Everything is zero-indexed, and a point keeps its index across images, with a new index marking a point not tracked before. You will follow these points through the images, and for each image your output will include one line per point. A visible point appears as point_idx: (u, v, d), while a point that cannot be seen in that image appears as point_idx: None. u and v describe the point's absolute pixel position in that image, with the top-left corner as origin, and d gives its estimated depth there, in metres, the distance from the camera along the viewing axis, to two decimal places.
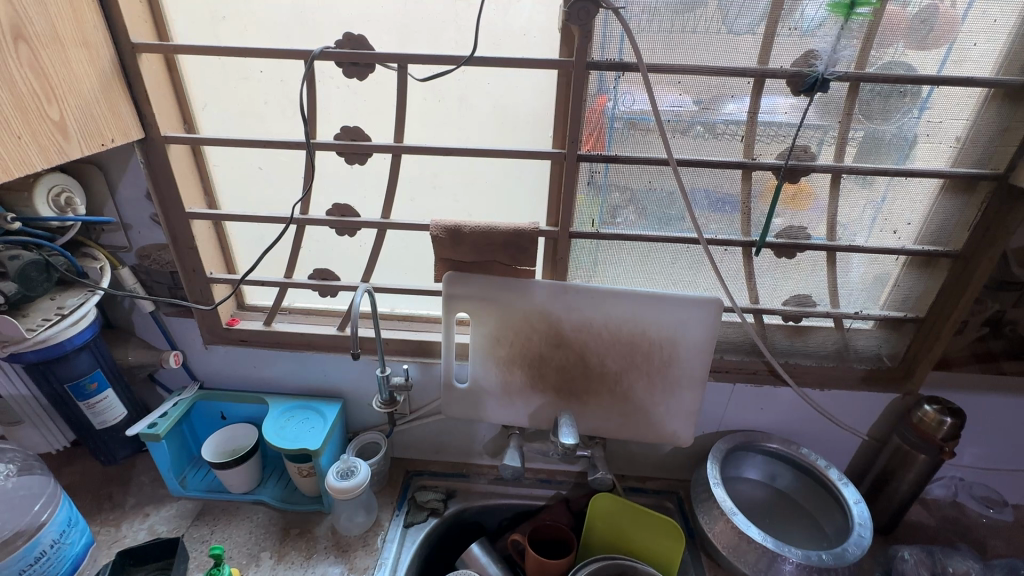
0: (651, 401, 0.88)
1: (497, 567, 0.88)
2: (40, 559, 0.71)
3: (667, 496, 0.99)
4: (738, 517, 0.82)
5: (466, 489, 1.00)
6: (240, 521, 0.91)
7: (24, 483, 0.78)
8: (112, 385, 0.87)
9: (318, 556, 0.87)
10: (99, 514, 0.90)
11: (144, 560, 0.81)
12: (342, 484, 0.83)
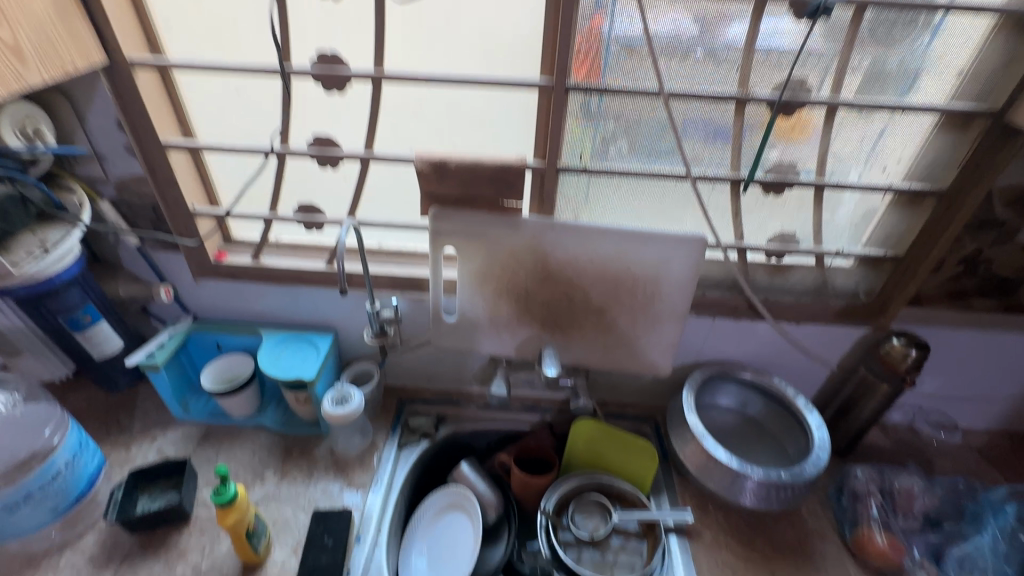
0: (634, 335, 0.91)
1: (484, 483, 0.96)
2: (57, 477, 0.76)
3: (645, 421, 1.06)
4: (707, 440, 0.89)
5: (456, 414, 1.06)
6: (243, 443, 0.97)
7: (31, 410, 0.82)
8: (106, 317, 0.88)
9: (319, 473, 0.93)
10: (108, 437, 0.95)
11: (157, 478, 0.87)
12: (338, 411, 0.88)
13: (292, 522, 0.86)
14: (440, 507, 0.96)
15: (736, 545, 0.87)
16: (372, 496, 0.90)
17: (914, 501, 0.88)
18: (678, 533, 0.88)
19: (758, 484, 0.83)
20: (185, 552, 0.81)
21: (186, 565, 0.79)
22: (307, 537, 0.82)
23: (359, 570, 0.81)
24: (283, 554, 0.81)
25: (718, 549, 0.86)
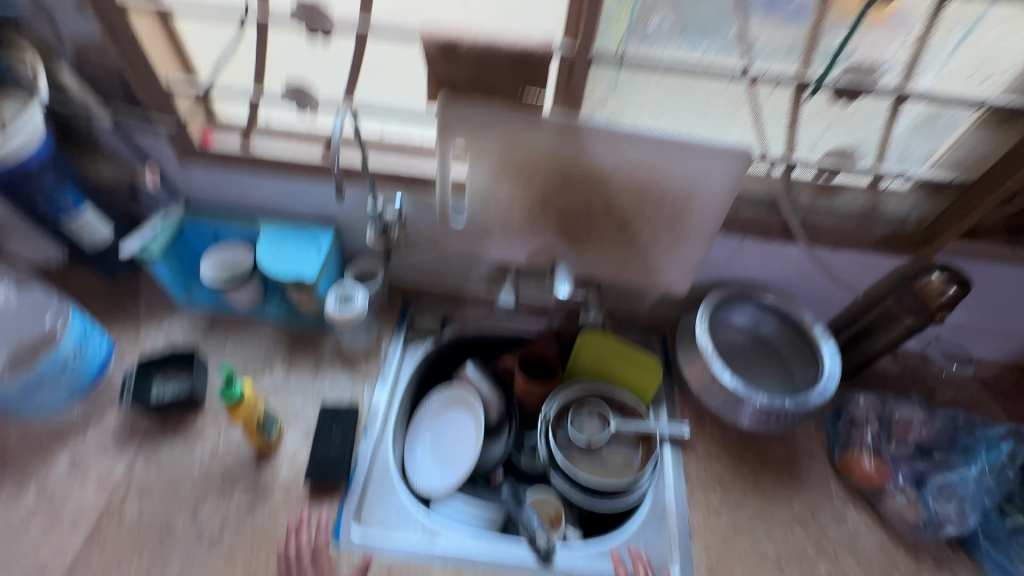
0: (653, 252, 0.85)
1: (488, 385, 0.98)
2: (66, 365, 0.77)
3: (654, 333, 1.04)
4: (716, 363, 0.87)
5: (462, 315, 1.05)
6: (250, 333, 0.98)
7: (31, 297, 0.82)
8: (91, 203, 0.84)
9: (326, 367, 0.95)
10: (116, 320, 0.96)
11: (167, 366, 0.89)
12: (341, 312, 0.86)
13: (302, 413, 0.89)
14: (444, 404, 1.00)
15: (726, 457, 0.91)
16: (378, 393, 0.92)
17: (909, 430, 0.89)
18: (672, 443, 0.92)
19: (753, 410, 0.84)
20: (202, 435, 0.85)
21: (204, 446, 0.84)
22: (317, 428, 0.86)
23: (366, 461, 0.85)
24: (294, 441, 0.86)
25: (709, 460, 0.90)
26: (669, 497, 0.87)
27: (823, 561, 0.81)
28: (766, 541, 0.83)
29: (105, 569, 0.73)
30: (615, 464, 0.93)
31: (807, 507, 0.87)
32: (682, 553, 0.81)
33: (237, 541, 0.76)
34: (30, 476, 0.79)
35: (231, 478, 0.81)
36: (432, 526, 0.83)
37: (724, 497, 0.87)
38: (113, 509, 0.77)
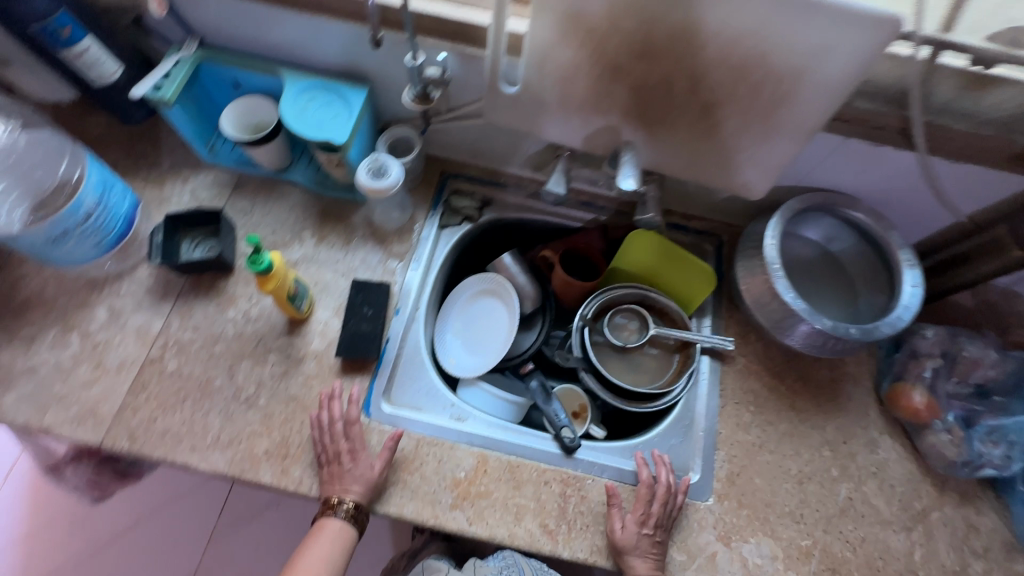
0: (735, 146, 0.73)
1: (524, 276, 0.94)
2: (90, 218, 0.73)
3: (708, 239, 0.95)
4: (781, 278, 0.78)
5: (503, 199, 0.96)
6: (277, 198, 0.92)
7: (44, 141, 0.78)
8: (92, 34, 0.74)
9: (357, 241, 0.90)
10: (139, 171, 0.91)
11: (195, 225, 0.86)
12: (374, 185, 0.78)
13: (332, 286, 0.86)
14: (473, 292, 0.96)
15: (765, 375, 0.87)
16: (411, 273, 0.88)
17: (972, 369, 0.83)
18: (711, 356, 0.88)
19: (811, 329, 0.78)
20: (235, 299, 0.84)
21: (237, 310, 0.83)
22: (348, 304, 0.84)
23: (397, 340, 0.84)
24: (325, 313, 0.84)
25: (747, 376, 0.87)
26: (699, 407, 0.85)
27: (845, 483, 0.81)
28: (792, 458, 0.82)
29: (151, 415, 0.76)
30: (647, 369, 0.91)
31: (840, 432, 0.85)
32: (705, 460, 0.81)
33: (272, 403, 0.78)
34: (72, 321, 0.81)
35: (265, 343, 0.82)
36: (459, 407, 0.84)
37: (756, 413, 0.84)
38: (153, 361, 0.79)
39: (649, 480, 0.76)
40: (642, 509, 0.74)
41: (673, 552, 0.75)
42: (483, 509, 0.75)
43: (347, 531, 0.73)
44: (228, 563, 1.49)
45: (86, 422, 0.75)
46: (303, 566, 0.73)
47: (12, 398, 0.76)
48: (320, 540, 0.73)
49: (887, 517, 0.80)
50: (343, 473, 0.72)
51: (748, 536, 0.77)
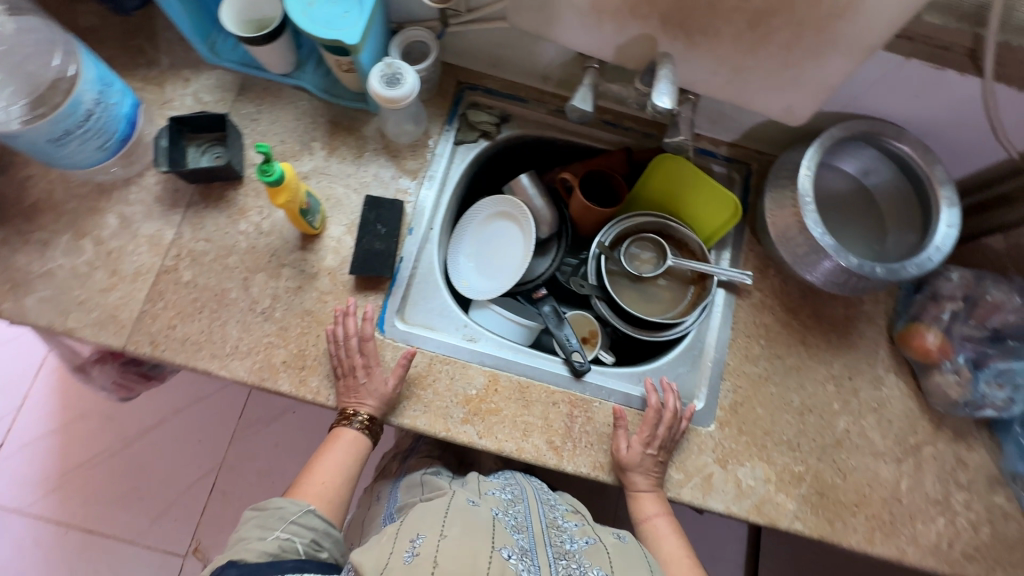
0: (782, 63, 0.66)
1: (542, 200, 0.91)
2: (90, 117, 0.69)
3: (737, 167, 0.91)
4: (811, 213, 0.75)
5: (523, 115, 0.91)
6: (284, 105, 0.87)
7: (28, 29, 0.71)
8: None
9: (369, 154, 0.86)
10: (138, 70, 0.86)
11: (199, 131, 0.82)
12: (389, 93, 0.73)
13: (344, 201, 0.84)
14: (487, 215, 0.93)
15: (780, 310, 0.86)
16: (425, 191, 0.85)
17: (992, 313, 0.82)
18: (726, 288, 0.87)
19: (835, 266, 0.76)
20: (246, 211, 0.82)
21: (248, 223, 0.82)
22: (361, 222, 0.82)
23: (411, 259, 0.83)
24: (338, 229, 0.83)
25: (761, 310, 0.86)
26: (710, 338, 0.86)
27: (845, 416, 0.84)
28: (795, 391, 0.84)
29: (170, 322, 0.78)
30: (661, 300, 0.90)
31: (847, 368, 0.85)
32: (711, 389, 0.83)
33: (288, 316, 0.79)
34: (84, 227, 0.80)
35: (278, 258, 0.81)
36: (472, 329, 0.85)
37: (767, 346, 0.85)
38: (168, 270, 0.79)
39: (658, 406, 0.78)
40: (648, 431, 0.77)
41: (670, 471, 0.79)
42: (493, 424, 0.78)
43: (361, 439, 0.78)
44: (250, 459, 1.61)
45: (108, 326, 0.77)
46: (320, 468, 0.78)
47: (33, 300, 0.77)
48: (334, 448, 0.78)
49: (880, 449, 0.83)
50: (360, 387, 0.75)
51: (744, 460, 0.80)
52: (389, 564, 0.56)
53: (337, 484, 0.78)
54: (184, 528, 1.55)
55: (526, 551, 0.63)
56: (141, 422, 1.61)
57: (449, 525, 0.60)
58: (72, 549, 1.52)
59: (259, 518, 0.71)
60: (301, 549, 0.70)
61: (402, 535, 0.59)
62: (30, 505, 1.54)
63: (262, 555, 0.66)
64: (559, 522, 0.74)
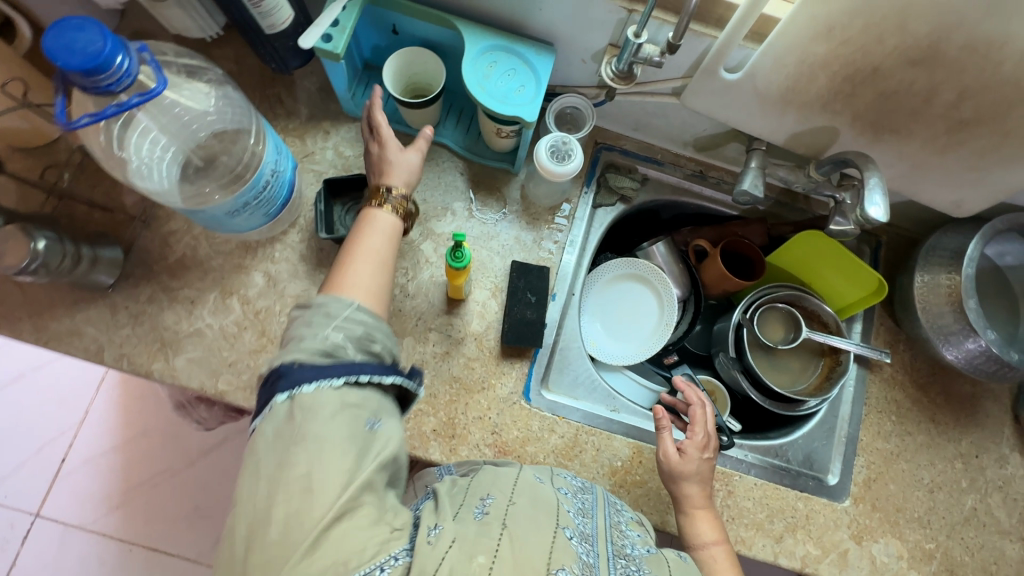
0: (969, 164, 0.67)
1: (673, 266, 0.92)
2: (266, 188, 0.68)
3: (868, 240, 0.91)
4: (973, 307, 0.76)
5: (659, 179, 0.91)
6: (425, 162, 0.86)
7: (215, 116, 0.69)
8: None
9: (510, 216, 0.85)
10: (277, 120, 0.84)
11: (346, 191, 0.81)
12: (558, 168, 0.73)
13: (488, 264, 0.83)
14: (615, 275, 0.93)
15: (910, 386, 0.87)
16: (567, 255, 0.85)
17: None
18: (858, 362, 0.88)
19: (978, 348, 0.77)
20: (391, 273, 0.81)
21: (394, 284, 0.81)
22: (509, 288, 0.81)
23: (554, 326, 0.83)
24: (484, 293, 0.82)
25: (891, 385, 0.87)
26: (842, 413, 0.87)
27: (972, 494, 0.85)
28: (926, 468, 0.85)
29: None
30: (789, 371, 0.92)
31: (974, 446, 0.87)
32: (846, 465, 0.84)
33: (437, 383, 0.79)
34: (230, 285, 0.79)
35: (424, 321, 0.81)
36: (615, 399, 0.86)
37: (898, 422, 0.86)
38: None
39: (703, 401, 0.78)
40: (700, 436, 0.76)
41: (808, 546, 0.80)
42: (638, 497, 0.78)
43: (394, 220, 0.68)
44: None
45: (258, 390, 0.76)
46: (354, 248, 0.64)
47: (183, 361, 0.76)
48: (365, 228, 0.66)
49: (1005, 526, 0.85)
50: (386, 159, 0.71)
51: (878, 536, 0.82)
52: (459, 513, 0.55)
53: (381, 267, 0.64)
54: None
55: (586, 535, 0.58)
56: (204, 440, 1.60)
57: (519, 494, 0.58)
58: (135, 567, 1.51)
59: (307, 312, 0.59)
60: (356, 353, 0.56)
61: (473, 493, 0.58)
62: (93, 522, 1.53)
63: (311, 357, 0.53)
64: (622, 527, 0.64)
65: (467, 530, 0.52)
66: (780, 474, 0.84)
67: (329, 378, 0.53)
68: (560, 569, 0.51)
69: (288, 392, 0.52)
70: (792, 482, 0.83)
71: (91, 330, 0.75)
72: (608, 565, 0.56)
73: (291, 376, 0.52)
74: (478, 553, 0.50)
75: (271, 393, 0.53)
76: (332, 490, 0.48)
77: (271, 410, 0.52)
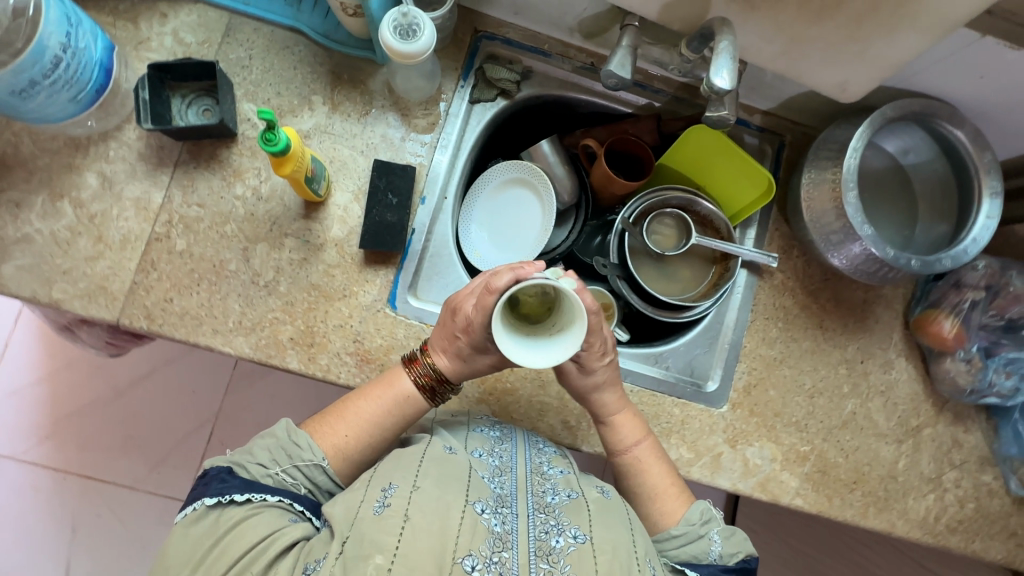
0: (846, 35, 0.60)
1: (562, 168, 0.87)
2: (59, 65, 0.61)
3: (770, 140, 0.85)
4: (853, 207, 0.71)
5: (545, 71, 0.83)
6: (279, 51, 0.77)
7: None
8: None
9: (376, 111, 0.78)
10: (104, 2, 0.75)
11: (183, 79, 0.73)
12: (404, 47, 0.65)
13: (350, 164, 0.77)
14: (502, 180, 0.87)
15: (801, 293, 0.85)
16: (438, 154, 0.79)
17: (1011, 303, 0.83)
18: (749, 269, 0.84)
19: (863, 251, 0.73)
20: (241, 173, 0.75)
21: (245, 186, 0.75)
22: (370, 189, 0.76)
23: (423, 231, 0.78)
24: (344, 195, 0.76)
25: (782, 292, 0.85)
26: (728, 320, 0.85)
27: (853, 399, 0.85)
28: (808, 374, 0.84)
29: (166, 295, 0.72)
30: (680, 280, 0.88)
31: (860, 352, 0.86)
32: (726, 370, 0.83)
33: (293, 291, 0.74)
34: (60, 187, 0.72)
35: (280, 227, 0.75)
36: None
37: (784, 329, 0.84)
38: (160, 238, 0.73)
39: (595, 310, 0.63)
40: (600, 344, 0.68)
41: (681, 450, 0.79)
42: (508, 405, 0.77)
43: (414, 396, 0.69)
44: (247, 410, 1.57)
45: (98, 298, 0.71)
46: (356, 411, 0.68)
47: (11, 269, 0.70)
48: (385, 396, 0.69)
49: (883, 430, 0.85)
50: (459, 351, 0.68)
51: (753, 440, 0.82)
52: (359, 514, 0.54)
53: (367, 433, 0.67)
54: (183, 475, 1.53)
55: (503, 498, 0.60)
56: (130, 372, 1.55)
57: (424, 476, 0.57)
58: (71, 494, 1.50)
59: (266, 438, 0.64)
60: (287, 480, 0.63)
61: (375, 483, 0.58)
62: (24, 452, 1.51)
63: (251, 476, 0.61)
64: (543, 469, 0.66)
65: (364, 532, 0.52)
66: (660, 381, 0.82)
67: (250, 495, 0.60)
68: (465, 557, 0.52)
69: (216, 497, 0.59)
70: (670, 389, 0.82)
71: None
72: (527, 524, 0.58)
73: (221, 483, 0.60)
74: (377, 553, 0.50)
75: (200, 493, 0.59)
76: (229, 565, 0.55)
77: (189, 511, 0.59)
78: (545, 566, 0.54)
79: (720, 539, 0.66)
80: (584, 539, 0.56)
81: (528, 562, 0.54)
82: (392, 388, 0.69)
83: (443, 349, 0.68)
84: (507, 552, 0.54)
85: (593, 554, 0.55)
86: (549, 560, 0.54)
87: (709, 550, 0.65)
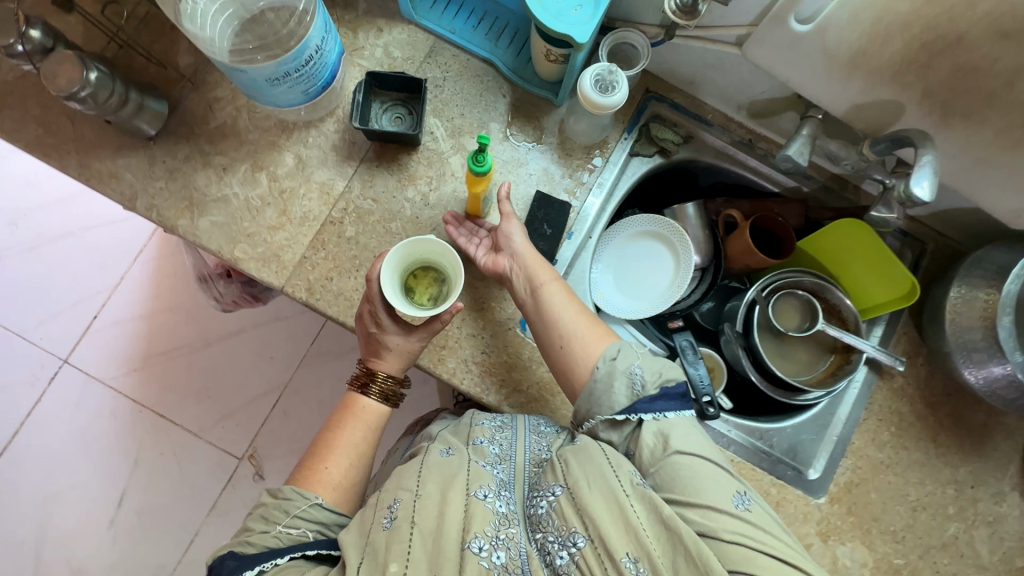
0: None
1: (700, 230, 0.91)
2: (309, 63, 0.69)
3: (911, 244, 0.86)
4: (1005, 328, 0.71)
5: (704, 139, 0.87)
6: (470, 78, 0.85)
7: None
8: None
9: (544, 146, 0.84)
10: (334, 11, 0.85)
11: (388, 88, 0.82)
12: (597, 99, 0.71)
13: (511, 190, 0.82)
14: (639, 230, 0.91)
15: (919, 401, 0.84)
16: (591, 197, 0.84)
17: None
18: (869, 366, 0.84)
19: (1004, 373, 0.72)
20: (415, 179, 0.82)
21: (416, 191, 0.82)
22: (528, 218, 0.81)
23: (565, 264, 0.83)
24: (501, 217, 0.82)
25: (899, 397, 0.84)
26: (840, 414, 0.85)
27: (957, 523, 0.81)
28: (914, 485, 0.82)
29: (327, 274, 0.79)
30: (795, 360, 0.90)
31: (972, 475, 0.83)
32: (831, 462, 0.82)
33: None
34: (262, 160, 0.81)
35: (439, 233, 0.81)
36: None
37: (895, 433, 0.83)
38: (334, 222, 0.80)
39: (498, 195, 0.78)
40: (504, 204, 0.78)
41: None
42: None
43: (380, 406, 0.77)
44: (313, 387, 1.63)
45: (271, 264, 0.79)
46: (328, 442, 0.73)
47: (206, 223, 0.79)
48: (348, 419, 0.76)
49: (985, 563, 0.81)
50: (382, 345, 0.74)
51: (846, 539, 0.79)
52: (371, 532, 0.59)
53: (351, 459, 0.73)
54: (243, 434, 1.60)
55: (503, 484, 0.65)
56: (221, 327, 1.65)
57: (425, 480, 0.61)
58: (142, 428, 1.59)
59: (263, 508, 0.68)
60: (296, 534, 0.66)
61: (381, 502, 0.62)
62: (111, 378, 1.61)
63: (258, 547, 0.64)
64: (541, 458, 0.67)
65: (378, 546, 0.57)
66: (760, 457, 0.83)
67: (262, 565, 0.62)
68: (473, 540, 0.56)
69: None
70: (769, 467, 0.82)
71: (128, 176, 0.79)
72: (524, 505, 0.64)
73: (234, 565, 0.62)
74: (392, 562, 0.56)
75: None
76: None
77: None
78: (540, 535, 0.59)
79: (640, 369, 0.67)
80: (563, 491, 0.60)
81: (528, 540, 0.60)
82: (352, 407, 0.76)
83: (376, 353, 0.75)
84: (512, 529, 0.60)
85: (573, 501, 0.59)
86: (540, 526, 0.60)
87: (631, 385, 0.66)
